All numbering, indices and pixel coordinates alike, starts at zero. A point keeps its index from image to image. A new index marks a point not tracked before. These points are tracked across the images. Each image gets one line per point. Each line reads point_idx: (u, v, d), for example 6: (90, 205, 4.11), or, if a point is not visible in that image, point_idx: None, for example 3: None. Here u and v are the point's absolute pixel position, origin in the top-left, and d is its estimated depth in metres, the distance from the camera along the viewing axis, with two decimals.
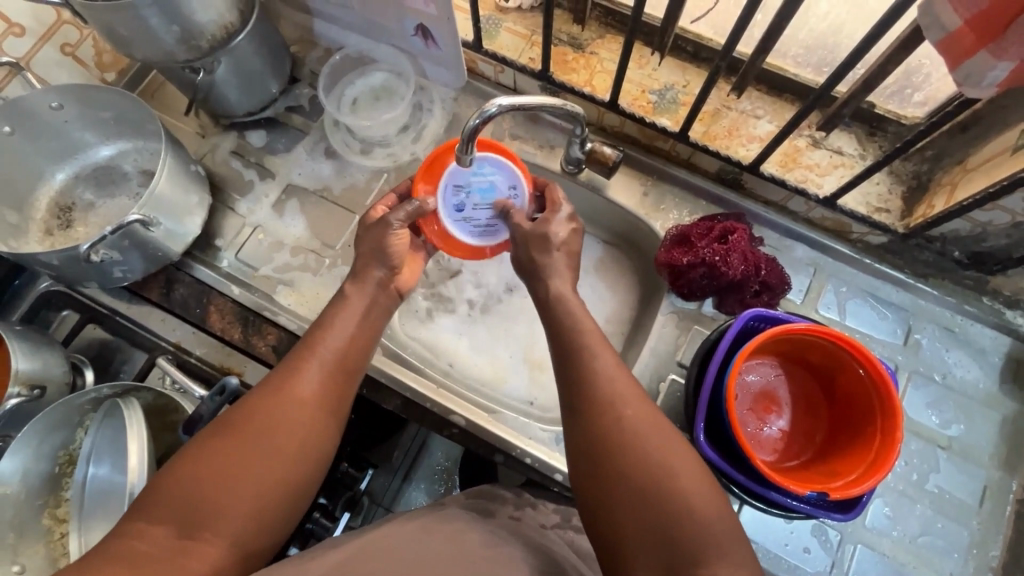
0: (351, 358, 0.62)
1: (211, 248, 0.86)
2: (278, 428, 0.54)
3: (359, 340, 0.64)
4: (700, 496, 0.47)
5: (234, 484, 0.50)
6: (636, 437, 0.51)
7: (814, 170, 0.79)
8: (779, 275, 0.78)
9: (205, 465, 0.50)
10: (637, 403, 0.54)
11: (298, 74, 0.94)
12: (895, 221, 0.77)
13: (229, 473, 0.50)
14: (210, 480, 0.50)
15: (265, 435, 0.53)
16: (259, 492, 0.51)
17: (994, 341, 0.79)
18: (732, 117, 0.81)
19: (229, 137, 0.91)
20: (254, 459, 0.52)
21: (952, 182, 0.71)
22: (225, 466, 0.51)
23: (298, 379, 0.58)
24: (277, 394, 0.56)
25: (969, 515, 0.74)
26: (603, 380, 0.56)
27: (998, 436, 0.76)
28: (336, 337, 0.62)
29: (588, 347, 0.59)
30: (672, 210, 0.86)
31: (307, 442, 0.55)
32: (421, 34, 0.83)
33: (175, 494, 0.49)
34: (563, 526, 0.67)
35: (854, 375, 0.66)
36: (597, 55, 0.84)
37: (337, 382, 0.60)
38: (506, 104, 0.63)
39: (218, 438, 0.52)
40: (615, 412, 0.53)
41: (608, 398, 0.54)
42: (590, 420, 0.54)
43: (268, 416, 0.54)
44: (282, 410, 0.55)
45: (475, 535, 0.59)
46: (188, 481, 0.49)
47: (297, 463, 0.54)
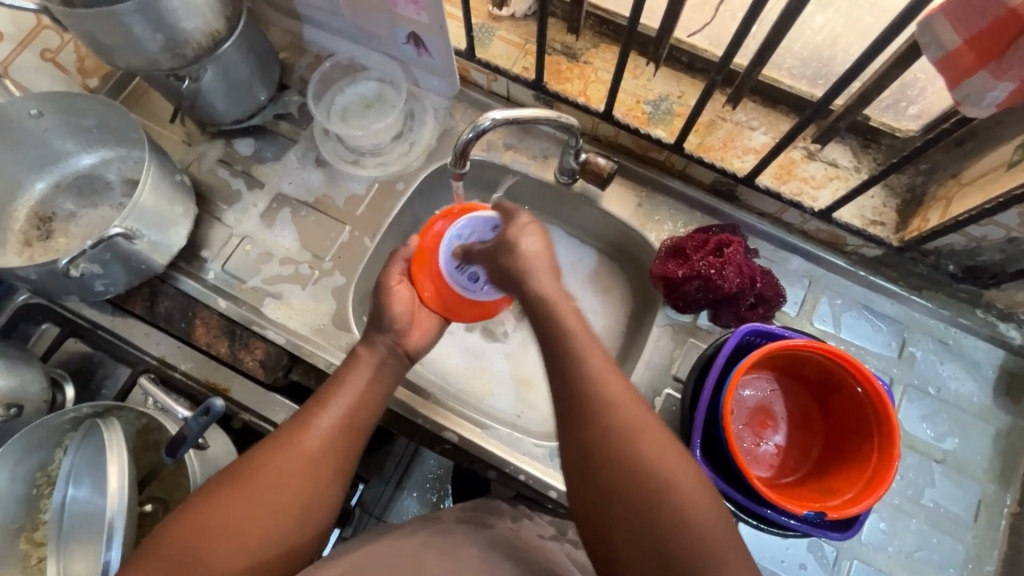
0: (366, 414, 0.61)
1: (197, 259, 0.83)
2: (286, 485, 0.53)
3: (376, 397, 0.62)
4: (694, 508, 0.45)
5: (232, 541, 0.49)
6: (629, 447, 0.49)
7: (809, 182, 0.78)
8: (774, 288, 0.78)
9: (207, 516, 0.49)
10: (626, 403, 0.52)
11: (287, 81, 0.93)
12: (890, 235, 0.77)
13: (225, 528, 0.49)
14: (211, 535, 0.49)
15: (270, 490, 0.52)
16: (255, 548, 0.50)
17: (988, 354, 0.79)
18: (727, 128, 0.80)
19: (216, 145, 0.89)
20: (254, 517, 0.51)
21: (947, 197, 0.70)
22: (229, 522, 0.50)
23: (309, 433, 0.57)
24: (288, 446, 0.55)
25: (964, 530, 0.73)
26: (589, 382, 0.53)
27: (993, 450, 0.76)
28: (350, 389, 0.61)
29: (576, 345, 0.56)
30: (667, 221, 0.85)
31: (313, 501, 0.54)
32: (413, 42, 0.82)
33: (173, 546, 0.48)
34: (561, 538, 0.66)
35: (851, 392, 0.66)
36: (591, 64, 0.83)
37: (348, 437, 0.59)
38: (500, 118, 0.62)
39: (224, 488, 0.52)
40: (606, 419, 0.51)
41: (596, 403, 0.52)
42: (580, 430, 0.51)
43: (276, 471, 0.53)
44: (292, 465, 0.54)
45: (473, 550, 0.57)
46: (187, 532, 0.49)
47: (299, 518, 0.53)
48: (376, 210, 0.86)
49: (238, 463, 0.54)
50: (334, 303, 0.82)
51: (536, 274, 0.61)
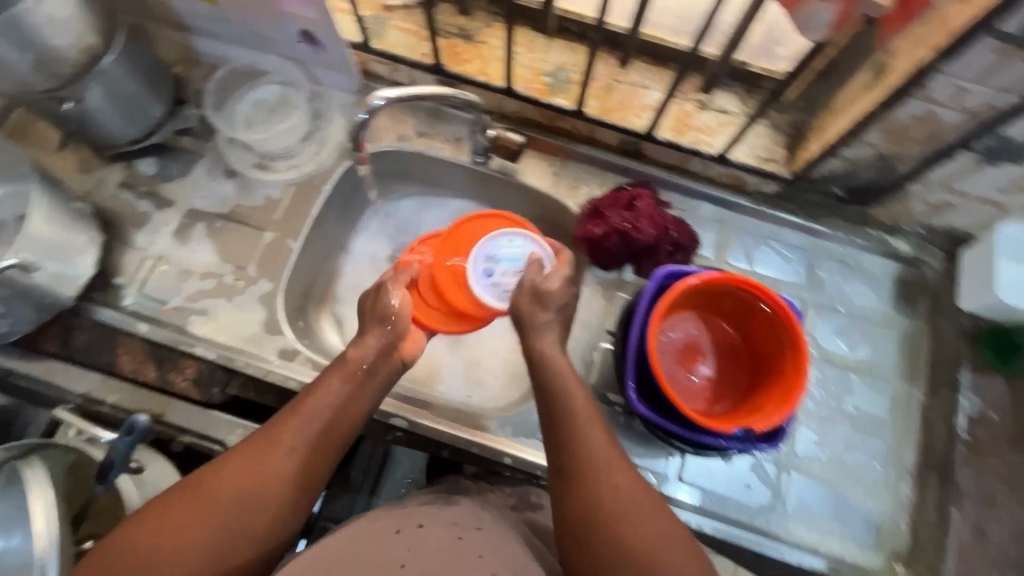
0: (338, 423, 0.58)
1: (110, 287, 0.80)
2: (245, 504, 0.50)
3: (352, 409, 0.60)
4: (670, 555, 0.48)
5: (180, 561, 0.46)
6: (601, 467, 0.53)
7: (704, 131, 0.83)
8: (689, 235, 0.83)
9: (159, 532, 0.47)
10: (611, 465, 0.53)
11: (184, 95, 0.90)
12: (782, 169, 0.83)
13: (177, 547, 0.47)
14: (160, 545, 0.47)
15: (231, 509, 0.50)
16: (206, 569, 0.47)
17: (884, 267, 0.86)
18: (624, 90, 0.84)
19: (116, 169, 0.86)
20: (210, 537, 0.48)
21: (822, 127, 0.76)
22: (177, 531, 0.47)
23: (276, 452, 0.54)
24: (255, 454, 0.53)
25: (884, 427, 0.80)
26: (578, 442, 0.55)
27: (899, 353, 0.83)
28: (323, 401, 0.58)
29: (561, 402, 0.59)
30: (582, 186, 0.88)
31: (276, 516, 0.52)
32: (306, 40, 0.81)
33: (120, 551, 0.46)
34: (522, 507, 0.68)
35: (763, 316, 0.71)
36: (487, 43, 0.86)
37: (317, 457, 0.56)
38: (393, 95, 0.64)
39: (179, 497, 0.50)
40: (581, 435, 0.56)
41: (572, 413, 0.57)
42: (566, 434, 0.56)
43: (236, 480, 0.51)
44: (255, 475, 0.52)
45: (434, 528, 0.56)
46: (136, 538, 0.47)
47: (256, 541, 0.50)
48: (295, 213, 0.85)
49: (205, 470, 0.52)
50: (263, 311, 0.80)
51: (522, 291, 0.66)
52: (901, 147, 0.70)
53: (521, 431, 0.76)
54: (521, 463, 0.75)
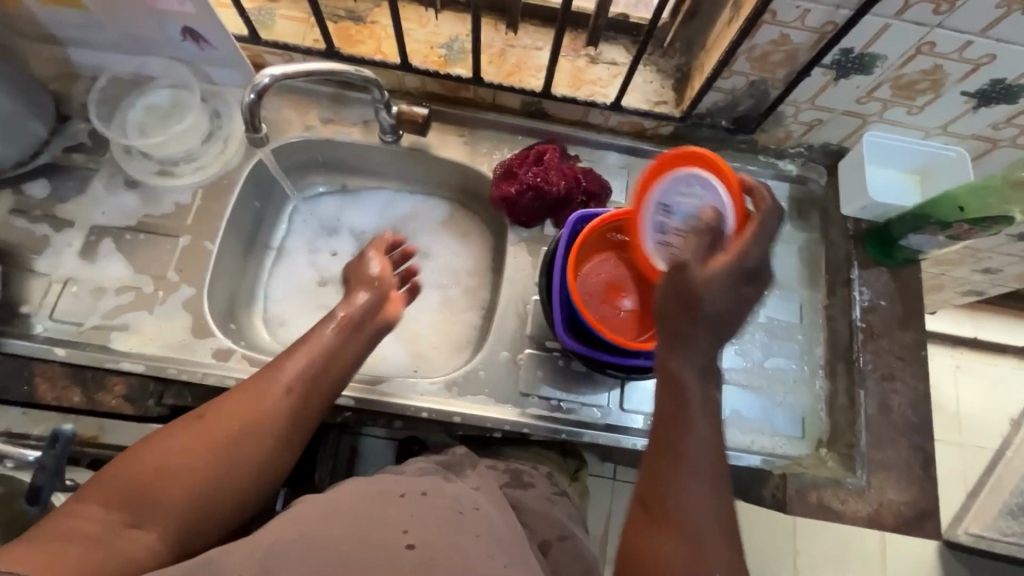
0: (327, 376, 0.65)
1: (17, 318, 0.76)
2: (238, 431, 0.57)
3: (342, 370, 0.66)
4: None
5: (184, 474, 0.53)
6: (687, 443, 0.53)
7: (598, 83, 0.88)
8: (598, 183, 0.88)
9: (165, 451, 0.54)
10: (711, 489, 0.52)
11: (68, 111, 0.86)
12: (673, 109, 0.88)
13: (180, 464, 0.54)
14: (164, 463, 0.53)
15: (226, 437, 0.56)
16: (205, 484, 0.54)
17: (778, 189, 0.94)
18: (518, 53, 0.88)
19: (3, 196, 0.81)
20: (209, 458, 0.55)
21: (701, 64, 0.82)
22: (177, 464, 0.54)
23: (267, 391, 0.60)
24: (247, 400, 0.59)
25: (795, 331, 0.88)
26: (689, 458, 0.52)
27: (800, 263, 0.91)
28: (310, 350, 0.65)
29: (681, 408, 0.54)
30: (494, 150, 0.91)
31: (266, 458, 0.58)
32: (190, 37, 0.80)
33: (125, 476, 0.52)
34: (511, 485, 0.71)
35: None
36: (379, 23, 0.87)
37: (305, 399, 0.62)
38: (278, 74, 0.64)
39: (177, 435, 0.56)
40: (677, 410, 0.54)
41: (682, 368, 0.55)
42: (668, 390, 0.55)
43: (229, 423, 0.57)
44: (246, 419, 0.58)
45: (435, 497, 0.58)
46: (139, 465, 0.53)
47: (251, 466, 0.57)
48: (209, 215, 0.84)
49: (203, 406, 0.59)
50: (190, 316, 0.78)
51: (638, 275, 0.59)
52: (768, 73, 0.77)
53: (467, 390, 0.79)
54: (471, 420, 0.78)
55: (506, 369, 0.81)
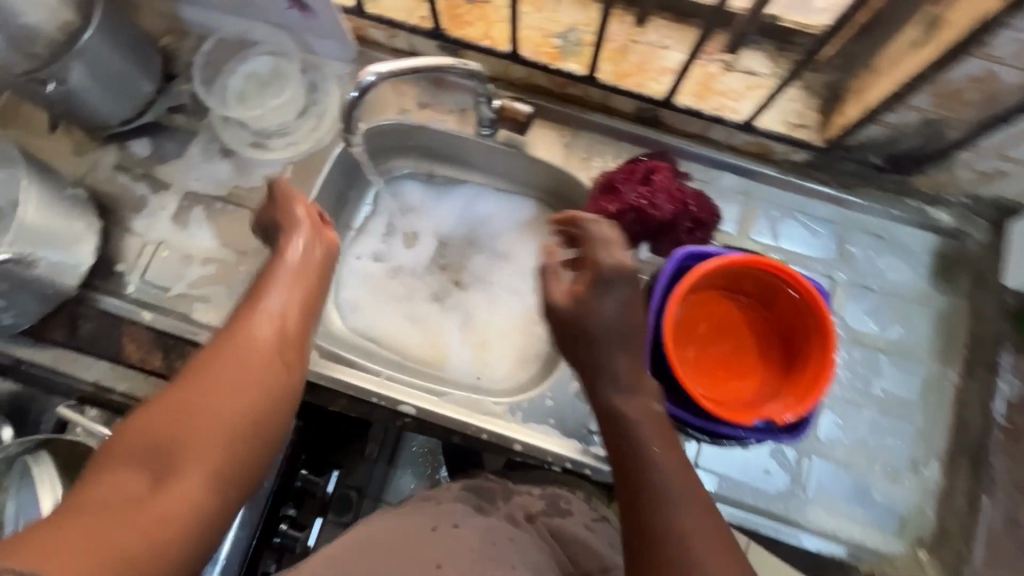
0: (309, 253, 0.62)
1: (113, 275, 0.79)
2: (239, 371, 0.51)
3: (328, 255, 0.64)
4: None
5: (202, 425, 0.47)
6: (659, 476, 0.50)
7: (728, 96, 0.76)
8: (708, 209, 0.77)
9: (169, 407, 0.48)
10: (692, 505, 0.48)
11: (174, 70, 0.86)
12: (814, 136, 0.76)
13: (192, 413, 0.48)
14: (172, 422, 0.47)
15: (227, 381, 0.50)
16: (225, 432, 0.48)
17: (922, 240, 0.80)
18: (641, 51, 0.77)
19: (109, 151, 0.83)
20: (222, 405, 0.49)
21: (862, 88, 0.69)
22: (187, 419, 0.47)
23: (251, 323, 0.55)
24: (240, 342, 0.53)
25: (914, 410, 0.76)
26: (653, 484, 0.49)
27: (933, 332, 0.78)
28: (285, 279, 0.60)
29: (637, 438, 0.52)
30: (595, 157, 0.83)
31: (274, 380, 0.53)
32: (296, 5, 0.76)
33: (133, 439, 0.46)
34: (548, 514, 0.66)
35: (786, 298, 0.67)
36: (491, 3, 0.79)
37: (296, 325, 0.58)
38: (384, 71, 0.58)
39: (183, 382, 0.50)
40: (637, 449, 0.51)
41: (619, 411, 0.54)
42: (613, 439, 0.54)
43: (226, 368, 0.51)
44: (244, 355, 0.52)
45: (466, 533, 0.57)
46: (143, 423, 0.47)
47: (262, 405, 0.51)
48: (296, 193, 0.82)
49: (194, 358, 0.53)
50: None
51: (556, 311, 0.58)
52: (951, 112, 0.63)
53: (533, 417, 0.75)
54: (533, 450, 0.73)
55: (574, 402, 0.75)
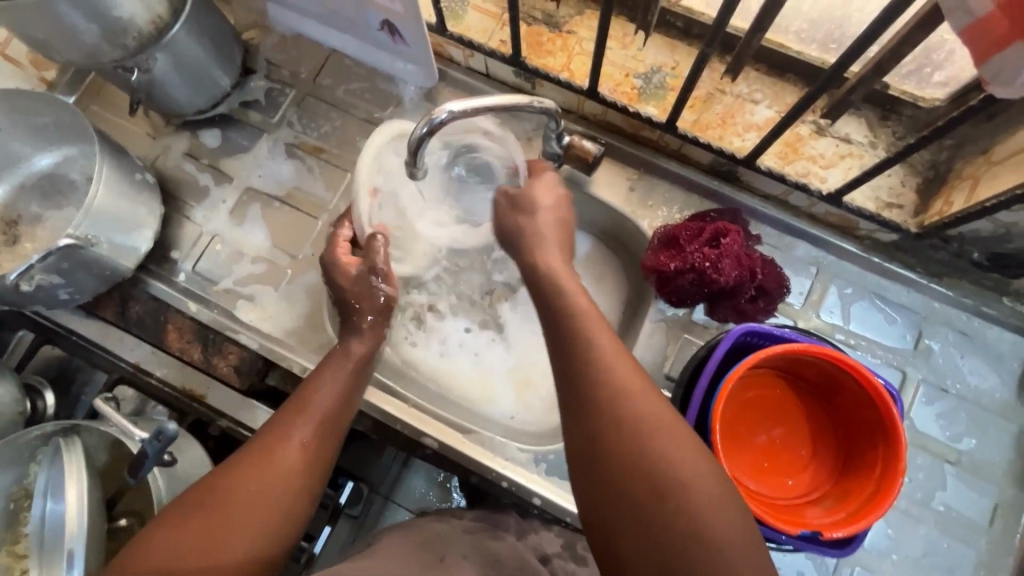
0: (302, 419, 0.57)
1: (166, 261, 0.80)
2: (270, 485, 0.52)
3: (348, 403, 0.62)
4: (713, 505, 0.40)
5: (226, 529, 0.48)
6: (619, 401, 0.45)
7: (817, 162, 0.71)
8: (776, 279, 0.72)
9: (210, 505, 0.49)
10: (637, 392, 0.45)
11: (253, 65, 0.87)
12: (907, 219, 0.69)
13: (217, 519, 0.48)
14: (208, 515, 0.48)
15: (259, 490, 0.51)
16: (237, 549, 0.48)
17: (1014, 347, 0.72)
18: (727, 102, 0.73)
19: (182, 137, 0.85)
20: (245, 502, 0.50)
21: (974, 176, 0.62)
22: (213, 517, 0.48)
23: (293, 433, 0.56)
24: (260, 466, 0.52)
25: (977, 535, 0.69)
26: (599, 372, 0.47)
27: (1013, 452, 0.70)
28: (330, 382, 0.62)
29: (582, 330, 0.50)
30: (661, 206, 0.78)
31: (287, 514, 0.52)
32: (388, 29, 0.76)
33: (147, 564, 0.45)
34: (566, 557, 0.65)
35: (854, 397, 0.60)
36: (575, 34, 0.76)
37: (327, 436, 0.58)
38: (457, 110, 0.55)
39: (188, 519, 0.48)
40: (615, 403, 0.45)
41: (627, 394, 0.45)
42: (600, 423, 0.44)
43: (266, 487, 0.51)
44: (272, 480, 0.52)
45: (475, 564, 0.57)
46: (172, 541, 0.46)
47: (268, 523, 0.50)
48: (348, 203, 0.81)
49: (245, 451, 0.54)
50: (310, 301, 0.78)
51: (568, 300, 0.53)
52: None
53: (556, 471, 0.72)
54: (552, 506, 0.71)
55: None
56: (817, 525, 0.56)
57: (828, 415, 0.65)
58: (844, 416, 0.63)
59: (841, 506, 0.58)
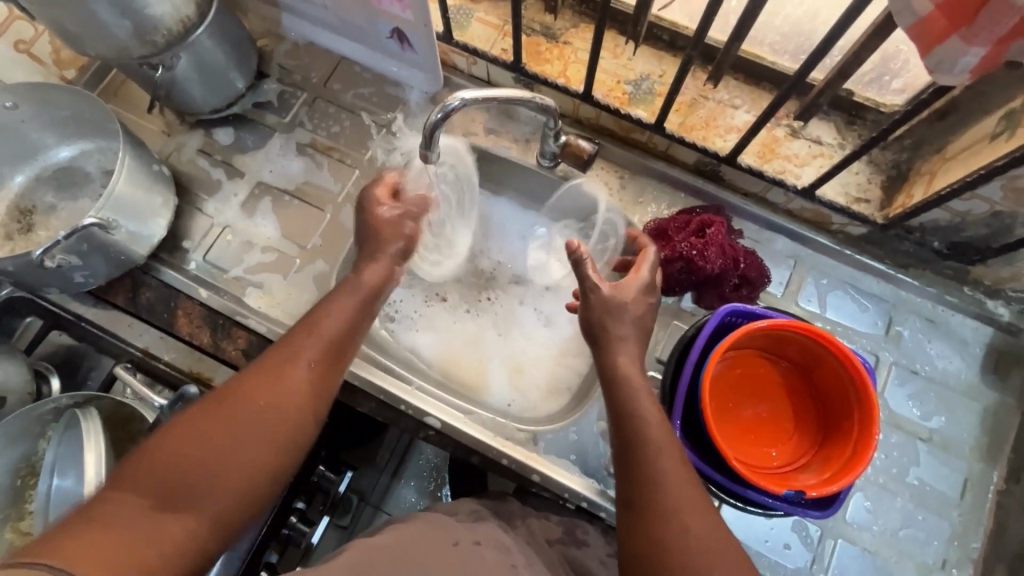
0: (308, 347, 0.59)
1: (177, 250, 0.83)
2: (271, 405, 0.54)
3: (353, 338, 0.63)
4: None
5: (227, 446, 0.50)
6: (670, 509, 0.51)
7: (792, 160, 0.77)
8: (758, 269, 0.77)
9: (212, 423, 0.51)
10: (691, 508, 0.51)
11: (266, 69, 0.92)
12: (874, 212, 0.76)
13: (217, 436, 0.50)
14: (210, 429, 0.51)
15: (259, 411, 0.53)
16: (235, 464, 0.50)
17: (976, 332, 0.78)
18: (709, 107, 0.79)
19: (195, 135, 0.89)
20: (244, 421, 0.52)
21: (931, 171, 0.69)
22: (212, 434, 0.51)
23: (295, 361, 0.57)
24: (264, 387, 0.55)
25: (950, 507, 0.73)
26: (659, 481, 0.52)
27: (979, 429, 0.75)
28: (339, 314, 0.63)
29: (644, 435, 0.55)
30: (650, 203, 0.84)
31: (285, 432, 0.54)
32: (397, 37, 0.82)
33: (152, 470, 0.48)
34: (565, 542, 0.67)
35: (831, 370, 0.65)
36: (571, 44, 0.83)
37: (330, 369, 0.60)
38: (469, 97, 0.62)
39: (194, 430, 0.50)
40: (670, 517, 0.50)
41: (682, 510, 0.50)
42: (652, 527, 0.50)
43: (264, 408, 0.53)
44: (275, 401, 0.54)
45: (487, 549, 0.58)
46: (176, 445, 0.49)
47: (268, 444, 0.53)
48: (354, 198, 0.86)
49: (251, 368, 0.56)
50: (317, 289, 0.81)
51: (637, 399, 0.58)
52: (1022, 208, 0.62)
53: (554, 449, 0.76)
54: (550, 482, 0.74)
55: (597, 442, 0.76)
56: (803, 488, 0.60)
57: (809, 391, 0.69)
58: (824, 390, 0.67)
59: (825, 472, 0.62)
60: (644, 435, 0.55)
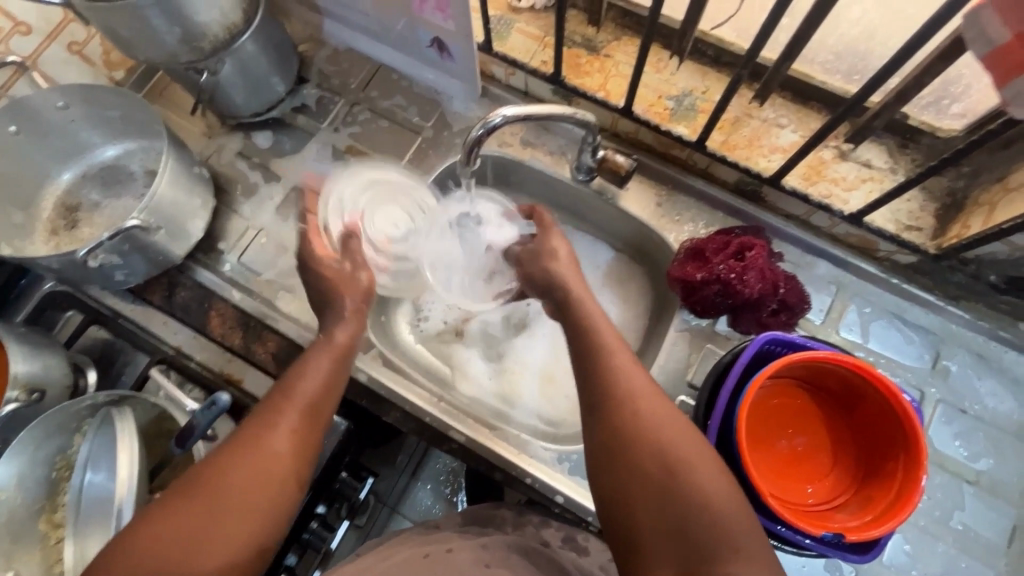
0: (279, 408, 0.55)
1: (213, 251, 0.84)
2: (251, 481, 0.49)
3: (331, 387, 0.59)
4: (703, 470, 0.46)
5: (209, 536, 0.45)
6: (623, 397, 0.52)
7: (839, 184, 0.74)
8: (798, 294, 0.74)
9: (186, 516, 0.46)
10: (643, 390, 0.52)
11: (306, 74, 0.93)
12: (926, 241, 0.73)
13: (194, 527, 0.45)
14: (187, 521, 0.45)
15: (238, 490, 0.48)
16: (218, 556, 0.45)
17: None
18: (754, 126, 0.77)
19: (234, 138, 0.90)
20: (227, 507, 0.47)
21: (991, 202, 0.66)
22: (191, 526, 0.45)
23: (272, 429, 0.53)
24: (245, 459, 0.50)
25: (995, 556, 0.69)
26: (612, 371, 0.54)
27: None
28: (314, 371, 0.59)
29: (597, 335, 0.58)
30: (687, 222, 0.81)
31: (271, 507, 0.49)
32: (436, 45, 0.82)
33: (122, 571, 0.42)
34: None
35: (876, 406, 0.62)
36: (612, 57, 0.81)
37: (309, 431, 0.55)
38: (510, 114, 0.62)
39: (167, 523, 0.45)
40: (627, 402, 0.51)
41: (636, 397, 0.51)
42: (610, 417, 0.51)
43: (241, 485, 0.49)
44: (255, 476, 0.49)
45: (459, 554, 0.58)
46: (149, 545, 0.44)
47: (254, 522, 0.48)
48: None
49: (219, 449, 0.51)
50: None
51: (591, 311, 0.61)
52: None
53: (579, 470, 0.73)
54: (574, 505, 0.73)
55: None
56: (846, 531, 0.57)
57: (849, 426, 0.67)
58: (868, 427, 0.64)
59: (869, 514, 0.59)
60: (596, 344, 0.57)
